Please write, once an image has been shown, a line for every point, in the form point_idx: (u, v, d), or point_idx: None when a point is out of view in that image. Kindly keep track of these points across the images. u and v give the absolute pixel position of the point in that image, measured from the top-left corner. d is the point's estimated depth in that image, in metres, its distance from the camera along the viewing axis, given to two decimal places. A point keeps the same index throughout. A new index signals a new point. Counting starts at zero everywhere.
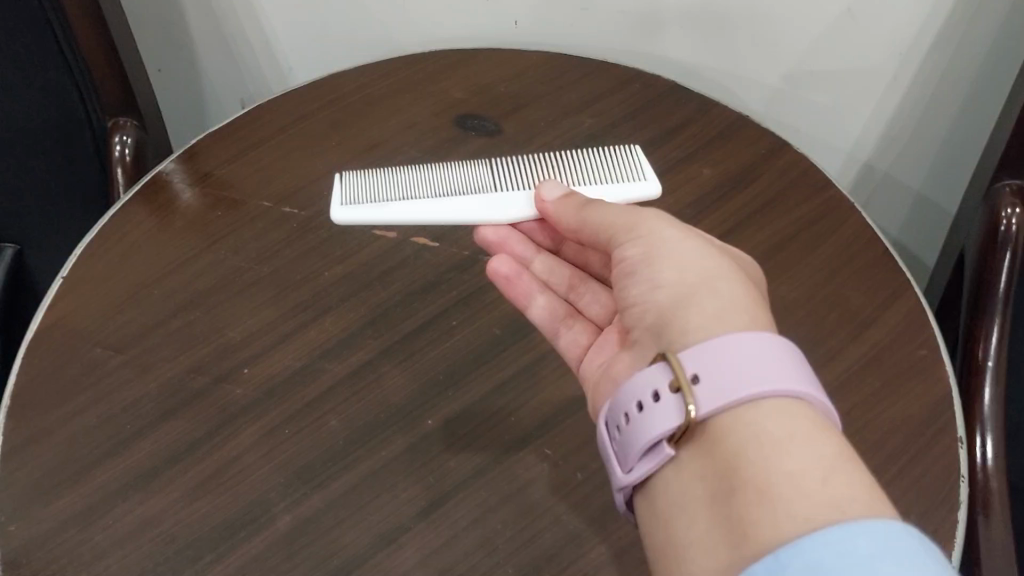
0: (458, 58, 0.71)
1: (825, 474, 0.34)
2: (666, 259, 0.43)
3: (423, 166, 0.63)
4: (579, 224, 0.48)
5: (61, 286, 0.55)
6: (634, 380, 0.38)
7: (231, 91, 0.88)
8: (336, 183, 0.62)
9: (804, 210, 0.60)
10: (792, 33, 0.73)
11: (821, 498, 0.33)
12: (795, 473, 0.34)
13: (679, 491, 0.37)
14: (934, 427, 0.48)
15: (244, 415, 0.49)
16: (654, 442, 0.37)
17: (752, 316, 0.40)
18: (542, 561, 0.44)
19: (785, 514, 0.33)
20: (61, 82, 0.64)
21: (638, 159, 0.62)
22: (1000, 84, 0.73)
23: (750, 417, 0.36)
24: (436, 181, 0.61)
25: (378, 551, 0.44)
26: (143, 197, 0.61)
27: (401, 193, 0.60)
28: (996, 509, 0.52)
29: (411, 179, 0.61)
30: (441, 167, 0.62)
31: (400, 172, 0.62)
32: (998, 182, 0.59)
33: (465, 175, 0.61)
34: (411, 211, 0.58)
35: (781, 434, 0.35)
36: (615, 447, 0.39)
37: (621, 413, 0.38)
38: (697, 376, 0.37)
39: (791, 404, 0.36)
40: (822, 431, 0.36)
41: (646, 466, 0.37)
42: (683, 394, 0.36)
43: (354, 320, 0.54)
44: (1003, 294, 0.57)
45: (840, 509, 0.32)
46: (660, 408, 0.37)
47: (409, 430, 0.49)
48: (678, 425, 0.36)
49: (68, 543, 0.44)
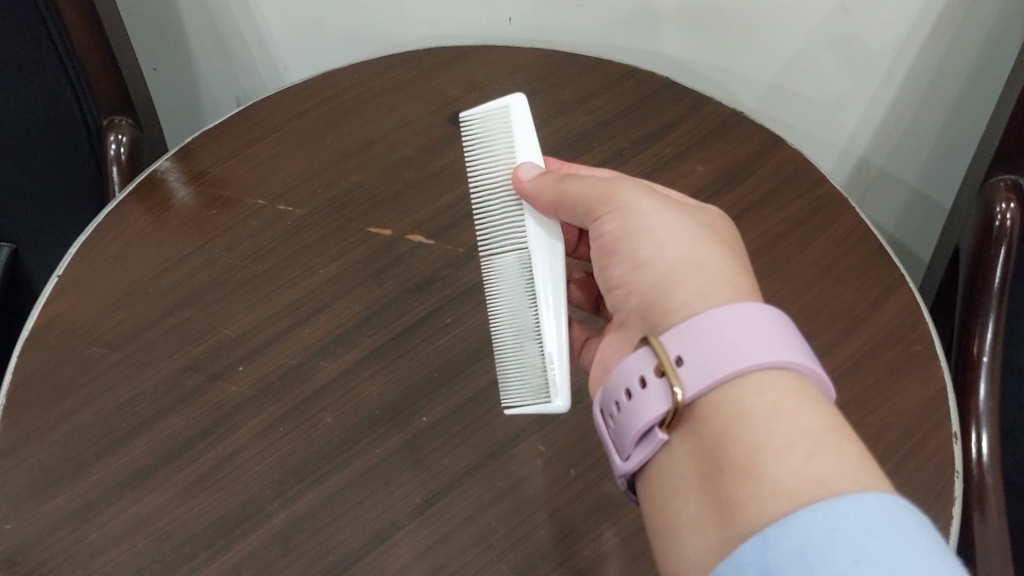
0: (454, 55, 0.71)
1: (811, 450, 0.33)
2: (643, 234, 0.42)
3: (496, 320, 0.50)
4: (558, 196, 0.46)
5: (56, 285, 0.55)
6: (620, 369, 0.38)
7: (226, 89, 0.89)
8: (513, 408, 0.48)
9: (798, 206, 0.60)
10: (786, 28, 0.73)
11: (807, 473, 0.32)
12: (780, 449, 0.33)
13: (672, 473, 0.37)
14: (929, 423, 0.48)
15: (240, 412, 0.50)
16: (648, 429, 0.37)
17: (733, 289, 0.39)
18: (536, 558, 0.44)
19: (771, 493, 0.32)
20: (55, 81, 0.64)
21: (477, 131, 0.52)
22: (997, 75, 0.72)
23: (734, 394, 0.35)
24: (513, 307, 0.49)
25: (372, 549, 0.44)
26: (138, 196, 0.61)
27: (532, 342, 0.48)
28: (992, 505, 0.52)
29: (514, 336, 0.49)
30: (493, 305, 0.51)
31: (506, 341, 0.50)
32: (993, 177, 0.59)
33: (508, 280, 0.50)
34: (558, 326, 0.46)
35: (765, 408, 0.35)
36: (612, 434, 0.39)
37: (613, 402, 0.39)
38: (681, 358, 0.37)
39: (774, 377, 0.36)
40: (808, 403, 0.35)
41: (642, 453, 0.38)
42: (667, 378, 0.36)
43: (349, 318, 0.54)
44: (998, 289, 0.57)
45: (826, 484, 0.32)
46: (648, 394, 0.37)
47: (402, 428, 0.49)
48: (667, 409, 0.36)
49: (63, 541, 0.44)
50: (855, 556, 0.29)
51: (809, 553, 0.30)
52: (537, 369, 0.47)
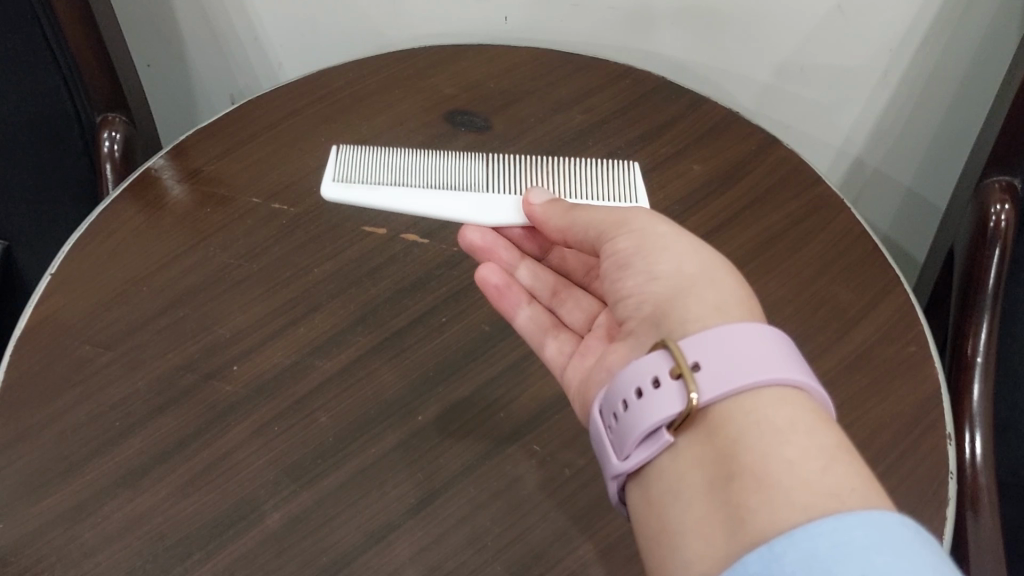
0: (447, 55, 0.72)
1: (824, 465, 0.34)
2: (661, 251, 0.43)
3: (425, 157, 0.62)
4: (567, 225, 0.48)
5: (49, 283, 0.55)
6: (634, 366, 0.38)
7: (221, 87, 0.88)
8: (331, 157, 0.62)
9: (793, 207, 0.60)
10: (782, 27, 0.73)
11: (820, 487, 0.33)
12: (796, 461, 0.34)
13: (676, 477, 0.37)
14: (923, 425, 0.48)
15: (233, 412, 0.49)
16: (654, 428, 0.36)
17: (746, 306, 0.41)
18: (531, 559, 0.44)
19: (783, 503, 0.33)
20: (50, 79, 0.65)
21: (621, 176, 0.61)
22: (992, 76, 0.72)
23: (751, 404, 0.36)
24: (433, 173, 0.61)
25: (366, 550, 0.44)
26: (132, 194, 0.61)
27: (393, 176, 0.60)
28: (985, 506, 0.52)
29: (410, 168, 0.61)
30: (440, 155, 0.63)
31: (399, 163, 0.62)
32: (988, 179, 0.58)
33: (456, 169, 0.61)
34: (402, 201, 0.59)
35: (781, 421, 0.35)
36: (612, 434, 0.39)
37: (619, 400, 0.38)
38: (698, 364, 0.37)
39: (789, 392, 0.36)
40: (820, 421, 0.36)
41: (643, 454, 0.37)
42: (684, 380, 0.36)
43: (343, 317, 0.54)
44: (992, 291, 0.57)
45: (840, 498, 0.32)
46: (662, 394, 0.36)
47: (398, 427, 0.49)
48: (680, 411, 0.36)
49: (56, 541, 0.44)
50: (863, 569, 0.29)
51: (815, 565, 0.29)
52: (364, 178, 0.60)
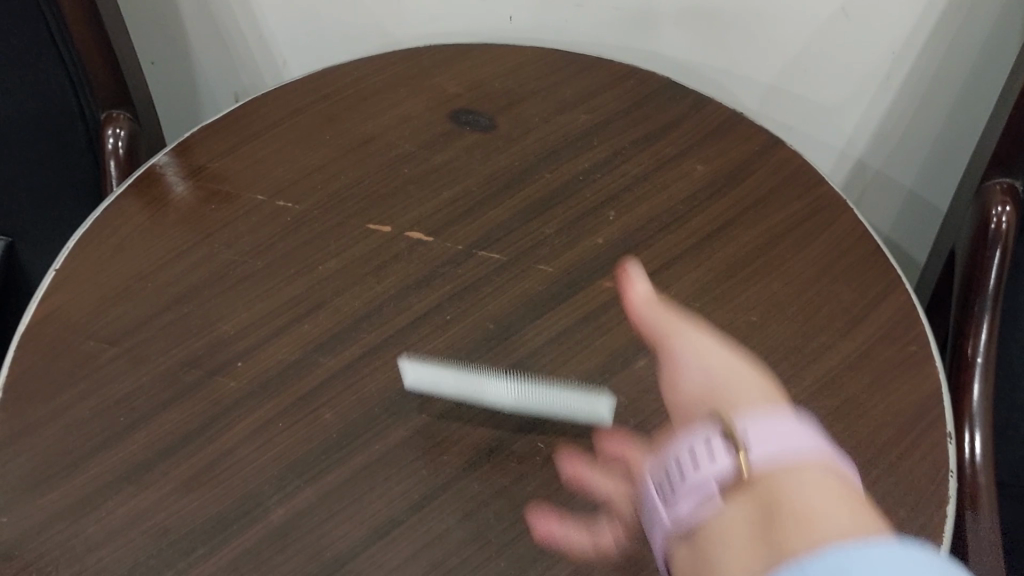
0: (452, 54, 0.72)
1: (866, 519, 0.30)
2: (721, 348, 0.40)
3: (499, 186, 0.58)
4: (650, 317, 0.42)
5: (54, 278, 0.55)
6: (694, 432, 0.36)
7: (224, 84, 0.88)
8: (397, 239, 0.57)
9: (796, 207, 0.60)
10: (786, 29, 0.74)
11: (858, 531, 0.29)
12: (837, 509, 0.30)
13: (710, 533, 0.32)
14: (924, 424, 0.48)
15: (237, 408, 0.50)
16: (701, 484, 0.33)
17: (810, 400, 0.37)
18: (534, 555, 0.44)
19: (815, 538, 0.28)
20: (56, 76, 0.65)
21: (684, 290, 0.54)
22: (995, 79, 0.73)
23: (798, 468, 0.32)
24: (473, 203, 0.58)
25: (370, 545, 0.44)
26: (136, 190, 0.61)
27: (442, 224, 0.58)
28: (984, 505, 0.52)
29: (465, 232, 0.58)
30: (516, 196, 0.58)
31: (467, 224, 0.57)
32: (989, 180, 0.59)
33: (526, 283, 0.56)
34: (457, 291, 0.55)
35: (824, 480, 0.31)
36: (662, 498, 0.35)
37: (674, 464, 0.35)
38: (750, 432, 0.34)
39: (835, 466, 0.33)
40: (861, 497, 0.32)
41: (686, 514, 0.34)
42: (734, 440, 0.34)
43: (348, 314, 0.54)
44: (993, 292, 0.58)
45: (876, 538, 0.28)
46: (711, 451, 0.34)
47: (402, 424, 0.49)
48: (726, 466, 0.33)
49: (61, 535, 0.44)
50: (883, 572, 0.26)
51: (833, 564, 0.26)
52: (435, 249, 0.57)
